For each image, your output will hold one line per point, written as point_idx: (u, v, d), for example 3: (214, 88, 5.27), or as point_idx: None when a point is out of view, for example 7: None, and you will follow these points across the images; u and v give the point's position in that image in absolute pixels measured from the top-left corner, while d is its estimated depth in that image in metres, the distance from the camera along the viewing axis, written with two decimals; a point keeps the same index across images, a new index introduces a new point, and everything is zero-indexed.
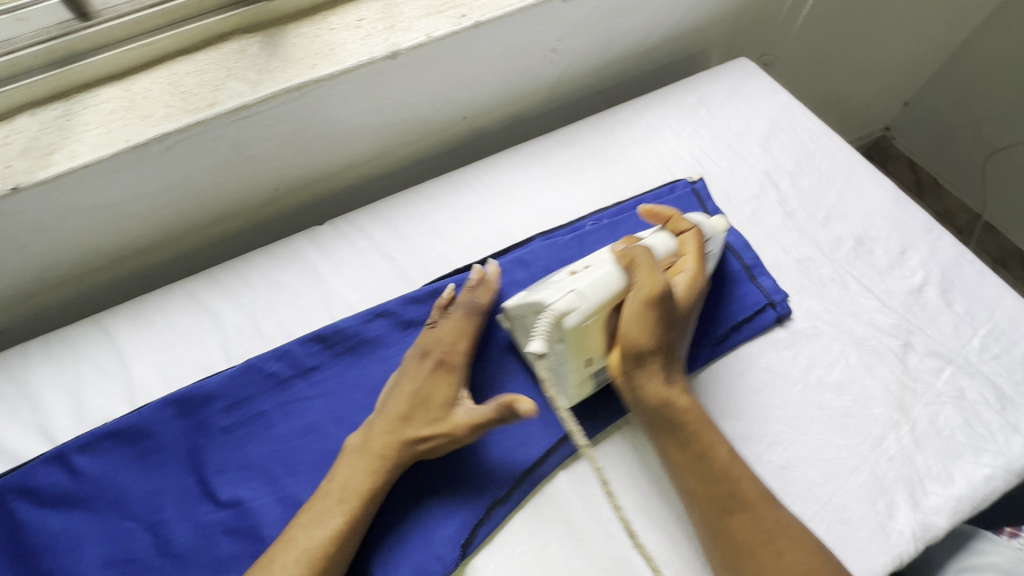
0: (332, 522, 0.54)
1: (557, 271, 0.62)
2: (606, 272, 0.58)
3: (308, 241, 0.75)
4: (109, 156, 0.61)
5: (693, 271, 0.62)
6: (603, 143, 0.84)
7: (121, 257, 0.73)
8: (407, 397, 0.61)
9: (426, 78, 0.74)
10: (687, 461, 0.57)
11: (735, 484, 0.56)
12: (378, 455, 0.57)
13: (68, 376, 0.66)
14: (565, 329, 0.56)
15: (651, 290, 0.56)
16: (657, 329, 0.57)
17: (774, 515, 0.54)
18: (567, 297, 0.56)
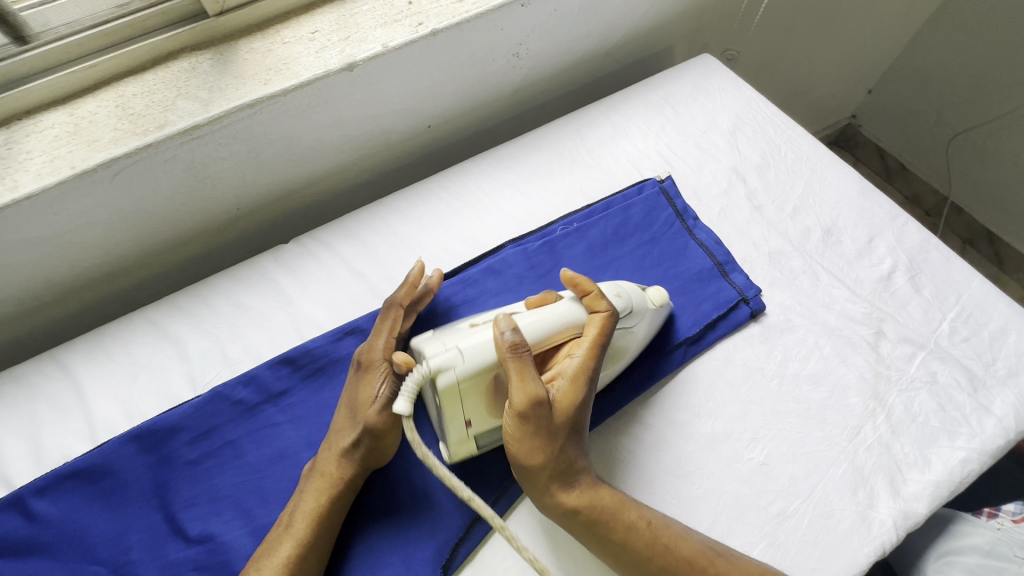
0: (283, 548, 0.52)
1: (461, 322, 0.59)
2: (482, 343, 0.54)
3: (273, 260, 0.73)
4: (54, 184, 0.58)
5: (582, 366, 0.56)
6: (571, 145, 0.84)
7: (76, 287, 0.70)
8: (343, 409, 0.60)
9: (386, 88, 0.73)
10: (611, 549, 0.53)
11: (667, 556, 0.51)
12: (322, 471, 0.56)
13: (24, 415, 0.63)
14: (439, 386, 0.52)
15: (517, 403, 0.52)
16: (534, 445, 0.53)
17: (714, 571, 0.51)
18: (447, 354, 0.53)
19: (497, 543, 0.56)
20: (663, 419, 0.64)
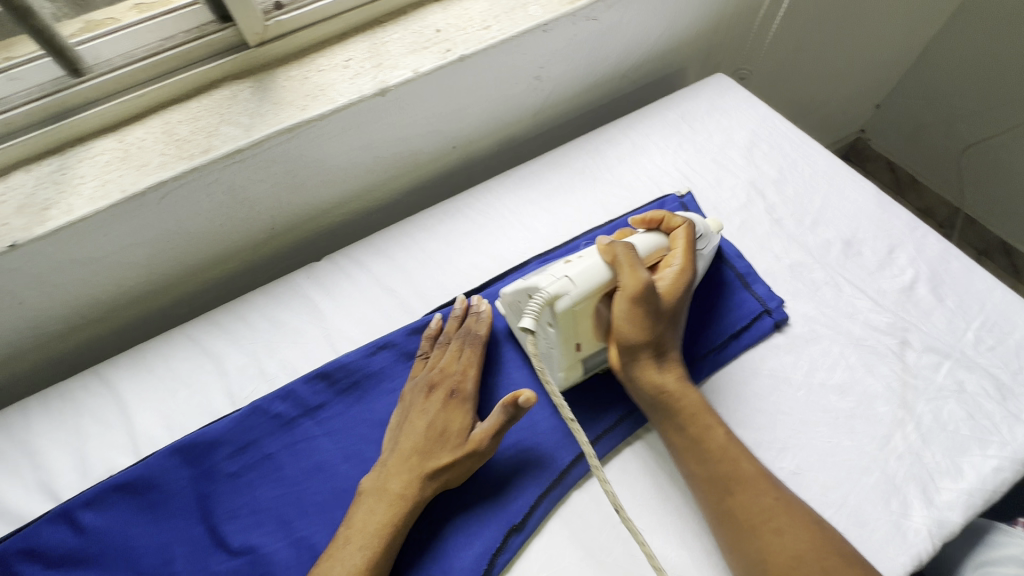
0: (352, 557, 0.53)
1: (554, 260, 0.64)
2: (594, 265, 0.60)
3: (307, 277, 0.76)
4: (106, 208, 0.61)
5: (679, 268, 0.64)
6: (591, 164, 0.86)
7: (118, 306, 0.73)
8: (425, 429, 0.60)
9: (415, 112, 0.76)
10: (688, 441, 0.59)
11: (733, 463, 0.57)
12: (403, 491, 0.57)
13: (71, 430, 0.65)
14: (560, 311, 0.58)
15: (633, 286, 0.58)
16: (645, 320, 0.60)
17: (774, 494, 0.55)
18: (561, 282, 0.58)
19: (535, 552, 0.57)
20: None
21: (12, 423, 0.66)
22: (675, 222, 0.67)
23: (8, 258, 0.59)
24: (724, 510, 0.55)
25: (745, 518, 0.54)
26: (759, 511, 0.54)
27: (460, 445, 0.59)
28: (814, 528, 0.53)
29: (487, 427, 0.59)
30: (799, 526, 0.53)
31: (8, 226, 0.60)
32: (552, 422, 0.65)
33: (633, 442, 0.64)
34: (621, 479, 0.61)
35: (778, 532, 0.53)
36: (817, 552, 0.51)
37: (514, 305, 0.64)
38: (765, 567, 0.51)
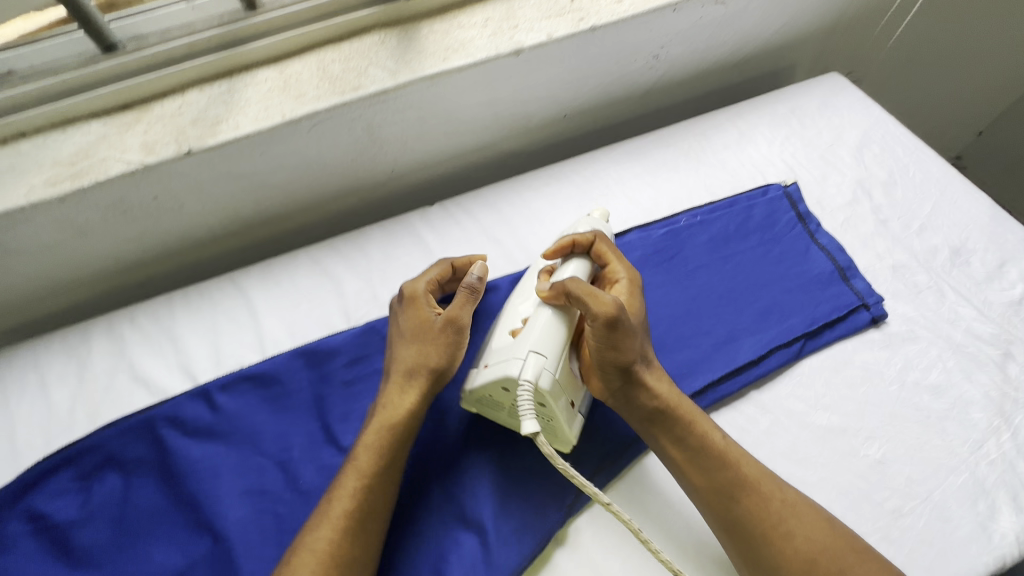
0: (349, 481, 0.56)
1: (499, 335, 0.62)
2: (549, 318, 0.60)
3: (421, 220, 0.81)
4: (268, 128, 0.68)
5: (624, 276, 0.65)
6: (696, 146, 0.88)
7: (252, 224, 0.80)
8: (401, 341, 0.63)
9: (540, 76, 0.80)
10: (687, 453, 0.59)
11: (735, 468, 0.57)
12: (392, 403, 0.60)
13: (207, 325, 0.73)
14: (545, 387, 0.56)
15: (606, 313, 0.57)
16: (628, 340, 0.58)
17: (779, 496, 0.56)
18: (529, 360, 0.56)
19: None
20: (782, 407, 0.66)
21: (158, 311, 0.74)
22: (586, 239, 0.67)
23: (183, 162, 0.67)
24: (731, 519, 0.56)
25: (755, 525, 0.55)
26: (768, 516, 0.55)
27: (432, 334, 0.62)
28: (822, 527, 0.54)
29: (453, 305, 0.64)
30: (809, 525, 0.54)
31: (184, 135, 0.67)
32: None
33: (718, 411, 0.66)
34: None
35: (788, 536, 0.54)
36: (828, 552, 0.53)
37: (479, 399, 0.61)
38: (777, 570, 0.53)
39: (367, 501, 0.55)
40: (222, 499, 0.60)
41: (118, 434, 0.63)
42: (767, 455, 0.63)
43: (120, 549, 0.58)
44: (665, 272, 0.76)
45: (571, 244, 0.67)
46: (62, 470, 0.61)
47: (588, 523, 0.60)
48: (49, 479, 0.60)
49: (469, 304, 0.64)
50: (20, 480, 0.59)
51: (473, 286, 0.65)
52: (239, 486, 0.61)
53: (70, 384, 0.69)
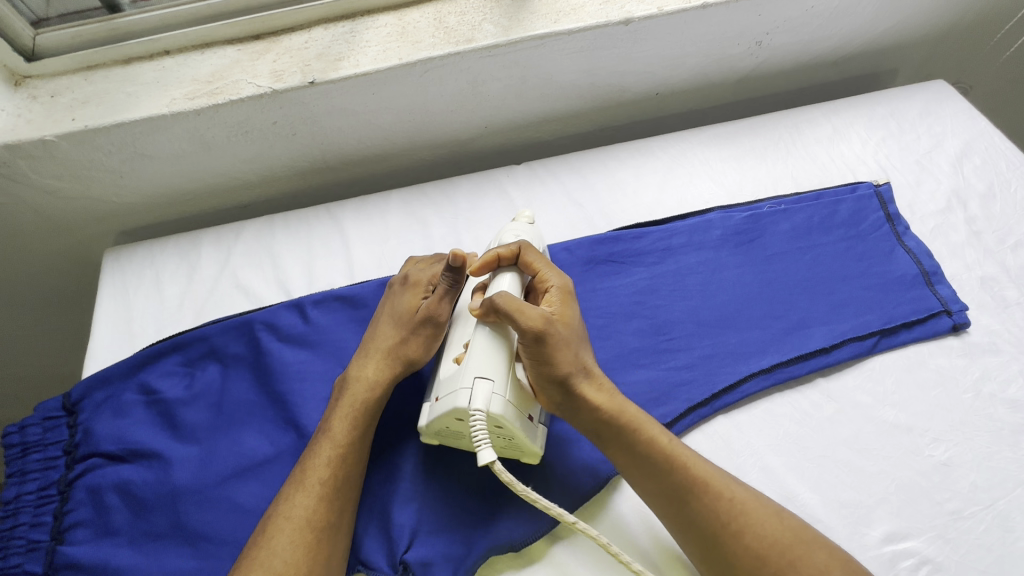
0: (324, 451, 0.57)
1: (445, 363, 0.58)
2: (486, 341, 0.56)
3: (508, 176, 0.85)
4: (385, 69, 0.73)
5: (557, 284, 0.60)
6: (787, 137, 0.88)
7: (351, 162, 0.85)
8: (386, 320, 0.65)
9: (642, 49, 0.82)
10: (631, 461, 0.56)
11: (680, 471, 0.54)
12: (367, 380, 0.61)
13: (304, 247, 0.79)
14: (498, 411, 0.53)
15: (534, 327, 0.54)
16: (560, 351, 0.55)
17: (727, 494, 0.53)
18: (476, 389, 0.53)
19: None
20: (848, 398, 0.67)
21: (261, 229, 0.80)
22: (507, 251, 0.61)
23: (306, 92, 0.72)
24: (682, 521, 0.53)
25: (707, 528, 0.52)
26: (719, 517, 0.52)
27: (413, 323, 0.63)
28: (775, 524, 0.52)
29: (435, 298, 0.63)
30: (761, 523, 0.52)
31: (309, 67, 0.72)
32: (708, 353, 0.69)
33: (783, 391, 0.67)
34: (765, 418, 0.66)
35: (738, 535, 0.51)
36: (779, 546, 0.51)
37: (437, 427, 0.58)
38: (733, 571, 0.51)
39: (343, 472, 0.56)
40: (307, 401, 0.65)
41: (222, 330, 0.69)
42: (827, 441, 0.64)
43: (216, 430, 0.63)
44: (743, 254, 0.77)
45: (497, 260, 0.61)
46: (171, 355, 0.67)
47: None
48: (159, 360, 0.67)
49: (447, 300, 0.63)
50: (135, 357, 0.66)
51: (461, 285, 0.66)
52: (321, 392, 0.66)
53: (181, 283, 0.76)
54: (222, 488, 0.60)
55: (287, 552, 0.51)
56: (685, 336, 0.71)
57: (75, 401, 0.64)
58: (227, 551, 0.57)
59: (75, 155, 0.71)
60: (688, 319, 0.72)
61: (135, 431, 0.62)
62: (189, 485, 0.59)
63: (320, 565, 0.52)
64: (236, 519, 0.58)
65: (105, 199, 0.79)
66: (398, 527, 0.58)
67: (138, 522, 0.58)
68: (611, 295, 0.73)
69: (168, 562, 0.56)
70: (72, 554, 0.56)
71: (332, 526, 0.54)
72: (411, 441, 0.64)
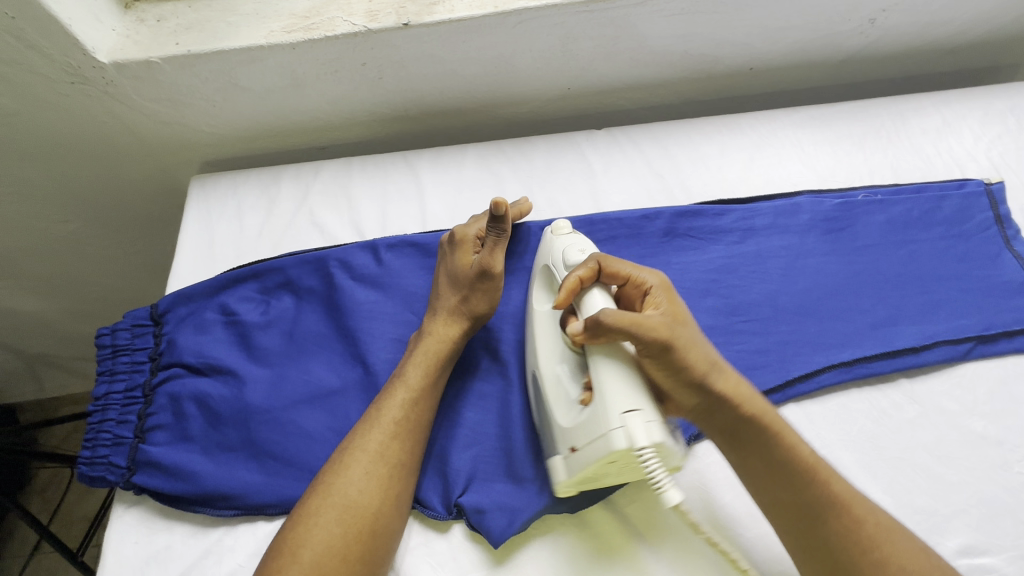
0: (399, 395, 0.57)
1: (570, 412, 0.54)
2: (612, 373, 0.50)
3: (586, 139, 0.82)
4: (480, 16, 0.70)
5: (657, 282, 0.55)
6: (890, 125, 0.82)
7: (430, 111, 0.85)
8: (443, 282, 0.65)
9: (747, 16, 0.77)
10: (770, 470, 0.50)
11: (823, 486, 0.50)
12: (442, 334, 0.62)
13: (379, 191, 0.79)
14: (663, 439, 0.48)
15: (654, 337, 0.50)
16: (689, 352, 0.50)
17: (871, 519, 0.49)
18: (630, 423, 0.48)
19: None
20: (933, 402, 0.63)
21: (339, 171, 0.81)
22: (587, 270, 0.56)
23: (398, 34, 0.71)
24: (815, 540, 0.49)
25: (843, 551, 0.48)
26: (859, 542, 0.48)
27: (468, 280, 0.64)
28: (919, 561, 0.48)
29: (487, 252, 0.64)
30: (905, 556, 0.48)
31: (404, 9, 0.71)
32: (785, 339, 0.66)
33: (862, 387, 0.64)
34: (841, 412, 0.63)
35: (884, 563, 0.47)
36: None
37: (589, 478, 0.53)
38: None
39: (416, 415, 0.57)
40: (375, 340, 0.66)
41: (299, 263, 0.70)
42: (907, 444, 0.61)
43: (288, 357, 0.65)
44: (832, 242, 0.73)
45: (579, 284, 0.56)
46: (249, 281, 0.70)
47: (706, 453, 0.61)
48: (238, 285, 0.69)
49: (499, 250, 0.65)
50: (218, 279, 0.68)
51: (502, 231, 0.66)
52: (389, 333, 0.67)
53: (260, 214, 0.78)
54: (292, 412, 0.61)
55: (362, 482, 0.52)
56: (762, 319, 0.68)
57: (162, 312, 0.67)
58: (292, 470, 0.59)
59: (175, 78, 0.73)
60: (766, 303, 0.69)
61: (213, 348, 0.65)
62: (261, 405, 0.61)
63: (391, 500, 0.53)
64: (302, 443, 0.60)
65: (196, 126, 0.81)
66: (454, 472, 0.59)
67: (212, 433, 0.61)
68: (687, 269, 0.71)
69: (237, 473, 0.59)
70: (151, 452, 0.59)
71: (404, 463, 0.55)
72: (472, 390, 0.64)
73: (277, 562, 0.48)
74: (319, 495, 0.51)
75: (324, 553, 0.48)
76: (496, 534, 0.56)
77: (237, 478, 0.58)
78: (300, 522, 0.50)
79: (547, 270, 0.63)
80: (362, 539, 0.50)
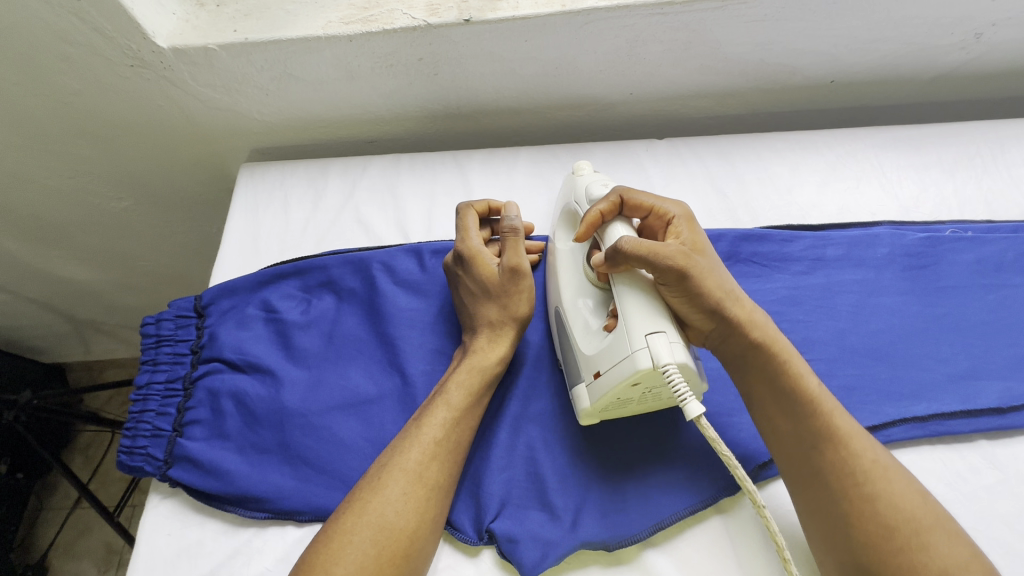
0: (440, 414, 0.55)
1: (592, 338, 0.53)
2: (633, 297, 0.49)
3: (646, 150, 0.78)
4: (545, 15, 0.66)
5: (680, 214, 0.55)
6: (986, 153, 0.74)
7: (484, 111, 0.82)
8: (472, 303, 0.62)
9: (837, 25, 0.70)
10: (774, 394, 0.49)
11: (824, 417, 0.48)
12: (487, 351, 0.59)
13: (426, 191, 0.77)
14: (686, 358, 0.46)
15: (673, 265, 0.48)
16: (705, 278, 0.49)
17: (870, 455, 0.46)
18: (654, 343, 0.46)
19: None
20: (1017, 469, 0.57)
21: (387, 168, 0.79)
22: (609, 205, 0.54)
23: (458, 30, 0.68)
24: (806, 468, 0.47)
25: (834, 480, 0.46)
26: (852, 474, 0.45)
27: (502, 289, 0.61)
28: (914, 502, 0.45)
29: (507, 255, 0.61)
30: (898, 495, 0.45)
31: (467, 4, 0.68)
32: (851, 384, 0.61)
33: (935, 445, 0.59)
34: (912, 470, 0.57)
35: (871, 499, 0.44)
36: (914, 525, 0.43)
37: (608, 403, 0.52)
38: (848, 527, 0.44)
39: (455, 437, 0.55)
40: (414, 349, 0.64)
41: (342, 263, 0.69)
42: (988, 513, 0.55)
43: (326, 359, 0.64)
44: (911, 280, 0.66)
45: (600, 218, 0.54)
46: (292, 278, 0.69)
47: (757, 502, 0.57)
48: (281, 282, 0.68)
49: (517, 248, 0.61)
50: (262, 274, 0.68)
51: (516, 230, 0.62)
52: (428, 343, 0.65)
53: (306, 208, 0.77)
54: (327, 417, 0.60)
55: (399, 503, 0.50)
56: (828, 360, 0.62)
57: (205, 304, 0.67)
58: (325, 478, 0.58)
59: (230, 66, 0.72)
60: (832, 342, 0.63)
61: (253, 345, 0.64)
62: (297, 407, 0.61)
63: (425, 524, 0.51)
64: (335, 450, 0.59)
65: (248, 113, 0.80)
66: (487, 497, 0.57)
67: (248, 432, 0.61)
68: (747, 298, 0.66)
69: (270, 476, 0.58)
70: (188, 448, 0.59)
71: (441, 486, 0.53)
72: (511, 410, 0.61)
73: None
74: (355, 513, 0.50)
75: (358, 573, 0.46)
76: (527, 566, 0.53)
77: (269, 481, 0.57)
78: (332, 538, 0.48)
79: (568, 211, 0.62)
80: (396, 562, 0.48)
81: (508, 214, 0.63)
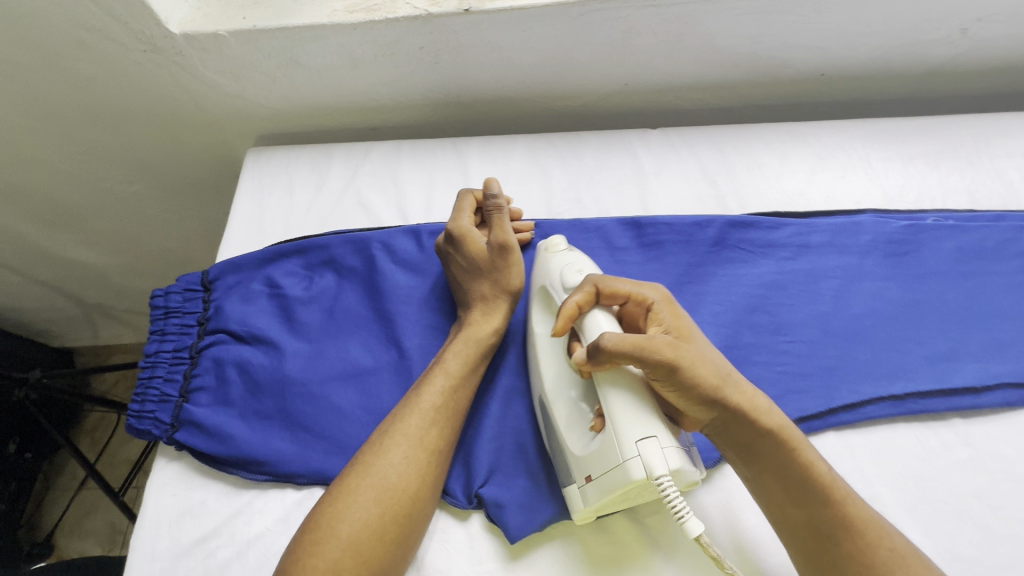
0: (438, 384, 0.58)
1: (583, 436, 0.53)
2: (623, 402, 0.49)
3: (640, 139, 0.80)
4: (542, 6, 0.69)
5: (659, 297, 0.53)
6: (971, 145, 0.77)
7: (485, 100, 0.85)
8: (465, 278, 0.65)
9: (825, 19, 0.72)
10: (786, 487, 0.49)
11: (839, 507, 0.48)
12: (482, 324, 0.62)
13: (426, 177, 0.80)
14: (679, 464, 0.47)
15: (658, 360, 0.47)
16: (699, 367, 0.48)
17: (886, 543, 0.47)
18: (646, 452, 0.47)
19: None
20: (988, 447, 0.59)
21: (388, 153, 0.82)
22: (585, 295, 0.54)
23: (458, 19, 0.70)
24: (822, 561, 0.48)
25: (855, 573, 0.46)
26: (870, 565, 0.46)
27: (492, 263, 0.64)
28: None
29: (495, 232, 0.65)
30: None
31: None
32: (831, 364, 0.63)
33: (911, 423, 0.61)
34: (887, 446, 0.59)
35: None
36: None
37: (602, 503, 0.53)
38: None
39: (453, 403, 0.58)
40: (411, 325, 0.67)
41: (343, 243, 0.71)
42: (957, 488, 0.57)
43: (326, 334, 0.67)
44: (892, 266, 0.69)
45: (576, 311, 0.53)
46: (295, 257, 0.71)
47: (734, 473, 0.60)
48: (285, 260, 0.71)
49: (504, 224, 0.66)
50: (266, 252, 0.71)
51: (500, 206, 0.67)
52: (424, 320, 0.67)
53: (310, 191, 0.80)
54: (326, 387, 0.63)
55: (401, 466, 0.53)
56: (809, 341, 0.65)
57: (212, 279, 0.70)
58: (323, 444, 0.60)
59: (239, 52, 0.75)
60: (814, 324, 0.66)
61: (257, 318, 0.67)
62: (298, 377, 0.63)
63: (425, 487, 0.54)
64: (334, 418, 0.61)
65: (256, 99, 0.83)
66: (477, 463, 0.59)
67: (251, 400, 0.63)
68: (734, 282, 0.68)
69: (272, 441, 0.61)
70: (195, 413, 0.62)
71: (441, 451, 0.56)
72: (503, 382, 0.64)
73: (315, 536, 0.49)
74: (358, 475, 0.52)
75: (363, 531, 0.49)
76: (513, 529, 0.56)
77: (271, 445, 0.60)
78: (337, 499, 0.51)
79: (545, 292, 0.60)
80: (398, 521, 0.51)
81: (491, 192, 0.67)
